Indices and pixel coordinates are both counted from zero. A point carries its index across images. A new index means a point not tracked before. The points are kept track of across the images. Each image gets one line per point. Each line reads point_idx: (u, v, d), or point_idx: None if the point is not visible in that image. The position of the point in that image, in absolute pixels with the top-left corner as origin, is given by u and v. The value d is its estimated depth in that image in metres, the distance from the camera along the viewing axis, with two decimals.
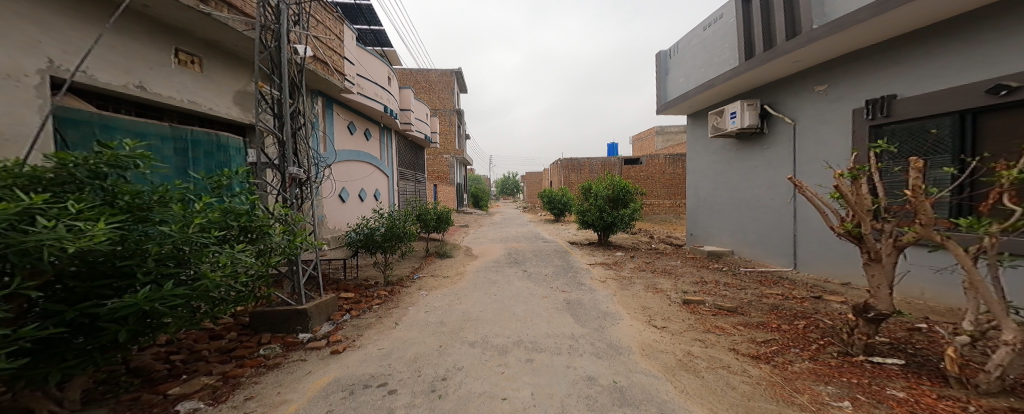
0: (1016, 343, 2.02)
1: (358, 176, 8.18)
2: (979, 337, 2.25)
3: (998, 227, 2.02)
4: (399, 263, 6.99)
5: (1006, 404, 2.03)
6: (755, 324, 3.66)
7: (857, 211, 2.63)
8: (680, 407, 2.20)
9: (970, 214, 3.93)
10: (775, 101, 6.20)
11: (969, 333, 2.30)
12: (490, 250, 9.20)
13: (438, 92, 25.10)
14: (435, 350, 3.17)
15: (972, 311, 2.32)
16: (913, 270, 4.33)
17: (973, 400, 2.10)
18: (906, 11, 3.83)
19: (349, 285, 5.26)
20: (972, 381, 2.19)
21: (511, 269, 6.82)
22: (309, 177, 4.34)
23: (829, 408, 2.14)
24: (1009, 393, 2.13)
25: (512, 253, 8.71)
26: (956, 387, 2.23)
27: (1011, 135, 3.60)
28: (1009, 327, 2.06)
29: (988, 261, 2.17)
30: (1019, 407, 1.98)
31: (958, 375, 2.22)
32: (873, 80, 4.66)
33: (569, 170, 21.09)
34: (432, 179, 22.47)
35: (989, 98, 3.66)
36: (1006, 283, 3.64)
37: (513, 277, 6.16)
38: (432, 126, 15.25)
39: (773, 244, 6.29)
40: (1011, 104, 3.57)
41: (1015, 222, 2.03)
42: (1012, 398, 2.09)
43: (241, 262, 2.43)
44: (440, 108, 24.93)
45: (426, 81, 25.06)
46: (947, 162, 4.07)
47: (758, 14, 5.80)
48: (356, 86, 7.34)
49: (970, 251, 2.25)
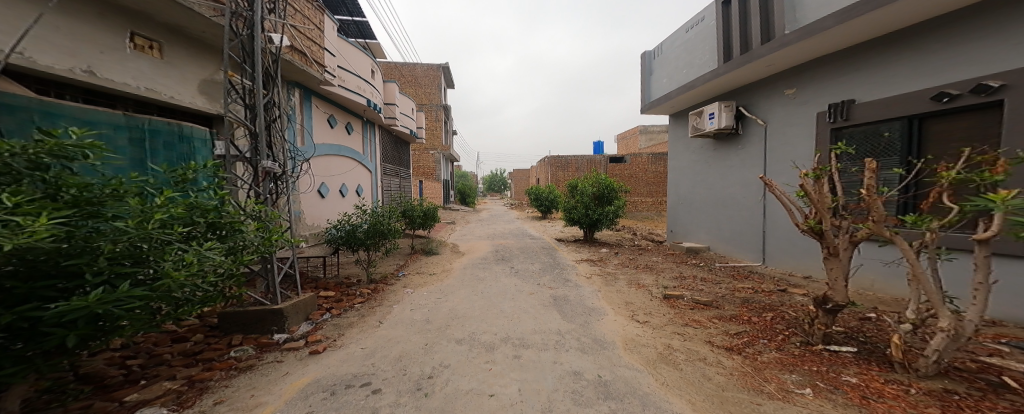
0: (950, 329, 2.22)
1: (338, 171, 7.93)
2: (919, 324, 2.45)
3: (938, 223, 2.20)
4: (383, 260, 6.85)
5: (942, 386, 2.23)
6: (728, 317, 3.84)
7: (819, 209, 2.79)
8: (661, 400, 2.28)
9: (914, 211, 4.27)
10: (750, 104, 6.48)
11: (912, 321, 2.49)
12: (477, 247, 9.17)
13: (424, 86, 24.63)
14: (421, 348, 3.13)
15: (914, 301, 2.52)
16: (866, 264, 4.63)
17: (914, 383, 2.29)
18: (869, 19, 4.07)
19: (328, 283, 5.12)
20: (913, 366, 2.38)
21: (499, 266, 6.83)
22: (284, 171, 4.17)
23: (793, 395, 2.28)
24: (944, 376, 2.34)
25: (500, 249, 8.72)
26: (900, 370, 2.43)
27: (950, 139, 3.94)
28: (944, 315, 2.25)
29: (929, 255, 2.36)
30: (953, 388, 2.18)
31: (901, 360, 2.42)
32: (837, 86, 4.95)
33: (557, 168, 21.27)
34: (417, 176, 22.23)
35: (934, 104, 3.97)
36: (945, 274, 3.95)
37: (500, 273, 6.16)
38: (418, 121, 15.01)
39: (745, 240, 6.59)
40: (953, 111, 3.89)
41: (952, 218, 2.21)
42: (947, 380, 2.30)
43: (208, 260, 2.30)
44: (426, 103, 24.52)
45: (411, 75, 24.54)
46: (896, 163, 4.39)
47: (736, 18, 6.01)
48: (337, 79, 7.10)
49: (914, 245, 2.43)
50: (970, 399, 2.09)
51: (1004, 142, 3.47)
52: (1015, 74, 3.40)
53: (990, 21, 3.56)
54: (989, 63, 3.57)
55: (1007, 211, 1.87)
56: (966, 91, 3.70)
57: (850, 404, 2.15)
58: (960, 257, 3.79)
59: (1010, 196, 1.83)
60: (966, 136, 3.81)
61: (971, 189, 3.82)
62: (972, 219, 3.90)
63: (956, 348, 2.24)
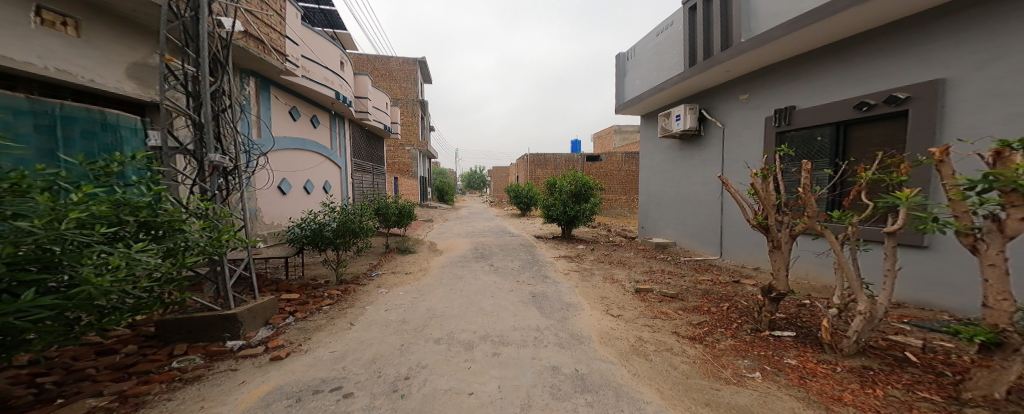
0: (866, 312, 2.50)
1: (303, 166, 7.48)
2: (843, 308, 2.74)
3: (857, 218, 2.46)
4: (354, 260, 6.57)
5: (860, 363, 2.53)
6: (691, 308, 4.07)
7: (765, 206, 3.04)
8: (633, 390, 2.37)
9: (838, 208, 4.76)
10: (710, 107, 6.88)
11: (837, 306, 2.78)
12: (456, 245, 9.04)
13: (398, 80, 23.81)
14: (397, 349, 3.04)
15: (839, 288, 2.81)
16: (803, 255, 5.09)
17: (839, 361, 2.57)
18: (811, 31, 4.45)
19: (292, 285, 4.83)
20: (838, 346, 2.67)
21: (478, 263, 6.78)
22: (235, 165, 3.86)
23: (745, 379, 2.46)
24: (862, 354, 2.64)
25: (478, 247, 8.65)
26: (829, 351, 2.71)
27: (868, 144, 4.44)
28: (862, 299, 2.52)
29: (850, 246, 2.63)
30: (869, 365, 2.48)
31: (829, 341, 2.70)
32: (784, 92, 5.38)
33: (535, 166, 21.49)
34: (391, 172, 21.55)
35: (856, 112, 4.44)
36: (863, 263, 4.45)
37: (479, 271, 6.12)
38: (393, 116, 14.52)
39: (705, 235, 7.02)
40: (870, 118, 4.37)
41: (868, 214, 2.48)
42: (865, 357, 2.60)
43: (139, 264, 2.06)
44: (400, 97, 23.68)
45: (384, 69, 23.64)
46: (827, 165, 4.88)
47: (700, 24, 6.33)
48: (300, 69, 6.66)
49: (838, 238, 2.71)
50: (882, 373, 2.39)
51: (907, 147, 3.95)
52: (918, 87, 3.87)
53: (903, 39, 4.01)
54: (900, 77, 4.03)
55: (909, 208, 2.12)
56: (880, 101, 4.18)
57: (791, 384, 2.36)
58: (874, 248, 4.27)
59: (912, 194, 2.09)
60: (880, 141, 4.30)
61: (884, 188, 4.32)
62: (885, 215, 4.41)
63: (870, 329, 2.54)
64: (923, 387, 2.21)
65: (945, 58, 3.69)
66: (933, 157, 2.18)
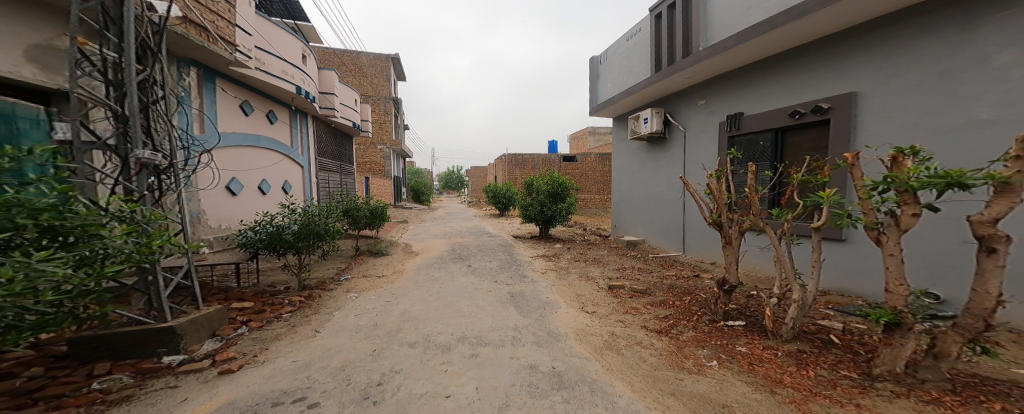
0: (799, 300, 2.76)
1: (257, 164, 6.98)
2: (781, 297, 3.00)
3: (791, 215, 2.70)
4: (319, 265, 6.23)
5: (796, 347, 2.79)
6: (659, 302, 4.27)
7: (719, 204, 3.26)
8: (607, 384, 2.44)
9: (776, 206, 5.22)
10: (673, 111, 7.25)
11: (777, 294, 3.04)
12: (432, 246, 8.84)
13: (367, 77, 22.91)
14: (368, 355, 2.92)
15: (777, 278, 3.06)
16: (749, 250, 5.51)
17: (780, 346, 2.82)
18: (757, 43, 4.83)
19: (246, 293, 4.49)
20: (779, 332, 2.92)
21: (455, 265, 6.68)
22: (170, 163, 3.52)
23: (705, 368, 2.62)
24: (799, 339, 2.91)
25: (455, 248, 8.52)
26: (771, 337, 2.96)
27: (799, 149, 4.95)
28: (796, 288, 2.78)
29: (786, 241, 2.89)
30: (804, 349, 2.74)
31: (772, 329, 2.95)
32: (735, 99, 5.78)
33: (513, 166, 21.57)
34: (362, 171, 20.73)
35: (791, 119, 4.89)
36: (796, 255, 4.90)
37: (456, 272, 6.03)
38: (364, 114, 13.98)
39: (670, 232, 7.40)
40: (803, 125, 4.82)
41: (800, 211, 2.74)
42: (801, 342, 2.86)
43: (43, 274, 1.73)
44: (371, 94, 22.79)
45: (353, 64, 22.64)
46: (768, 167, 5.34)
47: (665, 32, 6.63)
48: (253, 60, 6.19)
49: (777, 233, 2.97)
50: (815, 355, 2.65)
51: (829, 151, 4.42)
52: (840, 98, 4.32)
53: (829, 53, 4.43)
54: (826, 88, 4.48)
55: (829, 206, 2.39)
56: (809, 111, 4.64)
57: (742, 370, 2.55)
58: (804, 242, 4.72)
59: (832, 194, 2.34)
60: (812, 147, 4.76)
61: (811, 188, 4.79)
62: (812, 211, 4.89)
63: (804, 315, 2.81)
64: (844, 365, 2.49)
65: (857, 75, 4.16)
66: (847, 161, 2.45)
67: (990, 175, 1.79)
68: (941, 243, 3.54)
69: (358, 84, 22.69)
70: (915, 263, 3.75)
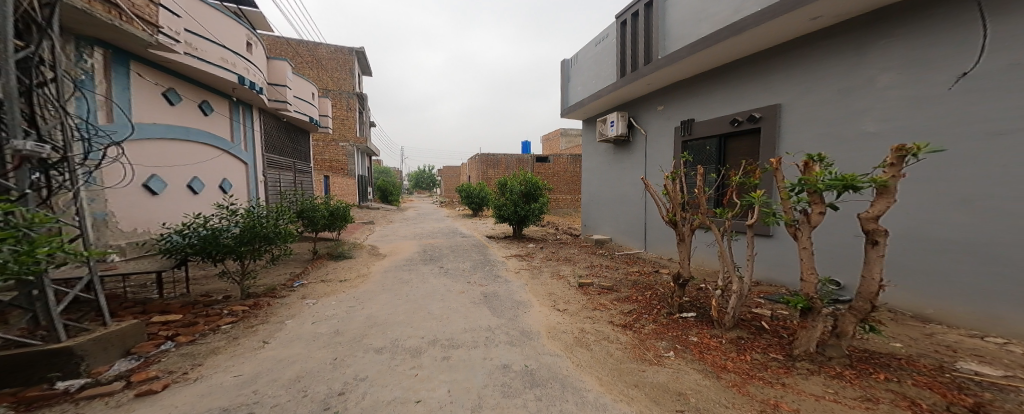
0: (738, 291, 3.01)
1: (185, 160, 6.33)
2: (725, 289, 3.25)
3: (733, 213, 2.94)
4: (268, 271, 5.79)
5: (737, 334, 3.04)
6: (624, 298, 4.44)
7: (674, 204, 3.48)
8: (576, 380, 2.50)
9: (720, 205, 5.67)
10: (636, 115, 7.59)
11: (721, 286, 3.30)
12: (401, 248, 8.55)
13: (328, 70, 21.68)
14: (329, 364, 2.76)
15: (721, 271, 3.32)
16: (698, 246, 5.91)
17: (725, 334, 3.06)
18: (707, 54, 5.18)
19: (174, 303, 4.06)
20: (724, 322, 3.17)
21: (426, 266, 6.50)
22: (63, 156, 3.07)
23: (664, 359, 2.78)
24: (740, 326, 3.18)
25: (426, 249, 8.30)
26: (717, 326, 3.21)
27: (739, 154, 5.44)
28: (737, 280, 3.03)
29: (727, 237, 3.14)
30: (744, 335, 3.00)
31: (718, 318, 3.19)
32: (689, 105, 6.17)
33: (486, 166, 21.45)
34: (322, 169, 19.59)
35: (734, 126, 5.33)
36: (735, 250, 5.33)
37: (427, 274, 5.87)
38: (324, 109, 13.18)
39: (633, 231, 7.76)
40: (745, 131, 5.27)
41: (739, 210, 2.98)
42: (741, 329, 3.13)
43: None
44: (331, 88, 21.56)
45: (311, 57, 21.34)
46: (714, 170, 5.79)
47: (629, 39, 6.90)
48: (182, 45, 5.61)
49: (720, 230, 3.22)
50: (753, 341, 2.91)
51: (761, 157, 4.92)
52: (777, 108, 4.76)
53: (768, 66, 4.86)
54: (764, 97, 4.92)
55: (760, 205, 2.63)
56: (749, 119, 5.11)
57: (694, 359, 2.73)
58: (740, 238, 5.16)
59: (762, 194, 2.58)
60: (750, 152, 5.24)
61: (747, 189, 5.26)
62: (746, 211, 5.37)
63: (744, 304, 3.07)
64: (773, 348, 2.77)
65: (788, 87, 4.62)
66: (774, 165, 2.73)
67: (877, 179, 2.08)
68: (841, 235, 4.03)
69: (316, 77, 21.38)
70: (822, 254, 4.23)
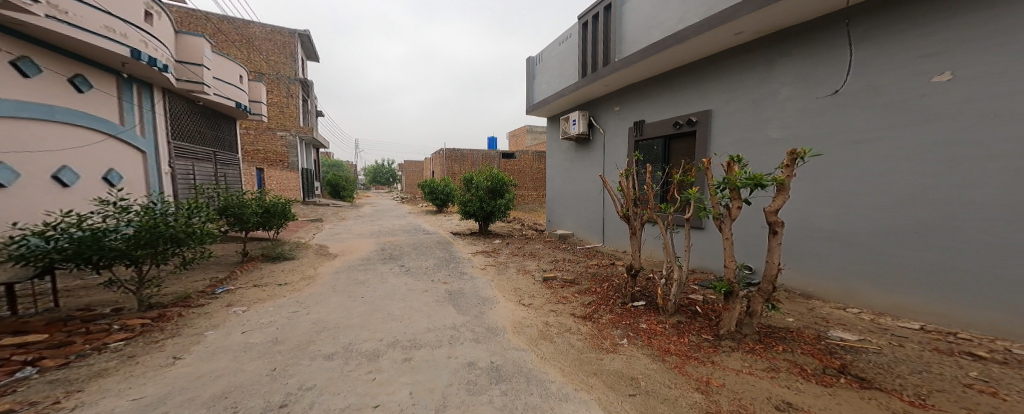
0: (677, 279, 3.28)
1: (55, 146, 4.97)
2: (668, 278, 3.51)
3: (674, 208, 3.20)
4: (180, 278, 5.15)
5: (676, 319, 3.32)
6: (585, 290, 4.62)
7: (627, 200, 3.68)
8: (540, 372, 2.55)
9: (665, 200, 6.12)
10: (596, 114, 7.86)
11: (665, 275, 3.55)
12: (358, 246, 8.12)
13: (263, 52, 19.82)
14: (268, 375, 2.54)
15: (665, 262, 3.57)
16: (647, 239, 6.29)
17: (668, 320, 3.32)
18: (657, 59, 5.51)
19: (38, 322, 3.40)
20: (668, 308, 3.43)
21: (386, 265, 6.24)
22: None
23: (618, 346, 2.94)
24: (681, 311, 3.47)
25: (386, 248, 7.96)
26: (662, 313, 3.46)
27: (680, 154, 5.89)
28: (677, 269, 3.30)
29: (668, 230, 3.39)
30: (682, 320, 3.27)
31: (664, 305, 3.44)
32: (641, 107, 6.52)
33: (451, 161, 21.03)
34: (252, 161, 17.96)
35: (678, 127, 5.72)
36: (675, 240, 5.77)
37: (387, 274, 5.64)
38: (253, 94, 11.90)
39: (592, 225, 8.08)
40: (686, 133, 5.68)
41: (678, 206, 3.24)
42: (682, 314, 3.42)
43: None
44: (266, 72, 19.72)
45: (241, 35, 19.38)
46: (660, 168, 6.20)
47: (591, 40, 7.11)
48: (47, 4, 4.27)
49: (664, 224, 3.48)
50: (691, 325, 3.18)
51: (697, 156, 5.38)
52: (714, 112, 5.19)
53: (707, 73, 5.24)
54: (704, 102, 5.33)
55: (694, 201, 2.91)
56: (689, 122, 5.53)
57: (644, 345, 2.92)
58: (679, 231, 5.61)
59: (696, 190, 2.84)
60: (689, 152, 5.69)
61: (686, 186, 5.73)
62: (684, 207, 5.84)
63: (682, 290, 3.36)
64: (704, 330, 3.07)
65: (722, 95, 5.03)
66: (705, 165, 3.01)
67: (779, 179, 2.35)
68: (750, 226, 4.55)
69: (246, 59, 19.36)
70: (739, 243, 4.71)
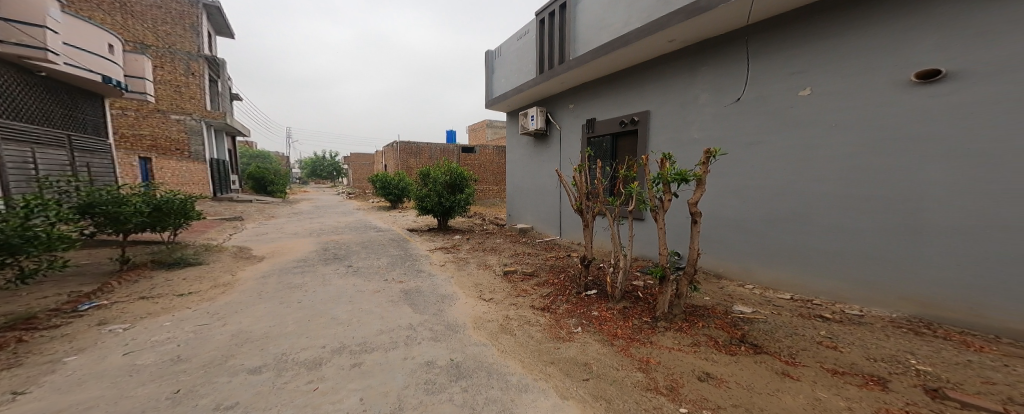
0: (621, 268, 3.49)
1: None
2: (615, 267, 3.73)
3: (620, 202, 3.39)
4: (34, 293, 4.14)
5: (621, 305, 3.54)
6: (543, 281, 4.74)
7: (579, 194, 3.83)
8: (502, 366, 2.57)
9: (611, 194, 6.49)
10: (553, 111, 8.03)
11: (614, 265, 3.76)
12: (295, 247, 7.49)
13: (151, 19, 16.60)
14: (171, 396, 2.22)
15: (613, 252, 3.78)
16: (597, 231, 6.60)
17: (616, 306, 3.53)
18: (606, 60, 5.74)
19: None
20: (615, 295, 3.65)
21: (330, 266, 5.84)
22: None
23: (572, 334, 3.06)
24: (627, 298, 3.70)
25: (330, 247, 7.45)
26: (610, 300, 3.67)
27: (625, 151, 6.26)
28: (620, 258, 3.51)
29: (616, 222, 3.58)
30: (625, 306, 3.49)
31: (613, 293, 3.65)
32: (593, 106, 6.77)
33: (406, 154, 20.24)
34: (142, 149, 15.41)
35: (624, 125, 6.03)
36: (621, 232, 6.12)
37: (330, 275, 5.28)
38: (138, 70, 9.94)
39: (549, 219, 8.30)
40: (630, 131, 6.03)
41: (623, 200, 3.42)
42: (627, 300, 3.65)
43: None
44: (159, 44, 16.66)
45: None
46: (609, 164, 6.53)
47: (547, 38, 7.20)
48: None
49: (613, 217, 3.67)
50: (636, 309, 3.42)
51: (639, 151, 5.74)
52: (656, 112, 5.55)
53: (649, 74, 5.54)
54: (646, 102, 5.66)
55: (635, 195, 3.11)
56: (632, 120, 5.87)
57: (595, 331, 3.08)
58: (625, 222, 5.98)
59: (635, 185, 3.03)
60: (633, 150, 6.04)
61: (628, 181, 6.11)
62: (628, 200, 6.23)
63: (626, 277, 3.58)
64: (643, 313, 3.33)
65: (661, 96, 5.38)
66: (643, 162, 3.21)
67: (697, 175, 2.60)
68: (678, 215, 4.97)
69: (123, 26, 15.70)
70: (671, 232, 5.14)
